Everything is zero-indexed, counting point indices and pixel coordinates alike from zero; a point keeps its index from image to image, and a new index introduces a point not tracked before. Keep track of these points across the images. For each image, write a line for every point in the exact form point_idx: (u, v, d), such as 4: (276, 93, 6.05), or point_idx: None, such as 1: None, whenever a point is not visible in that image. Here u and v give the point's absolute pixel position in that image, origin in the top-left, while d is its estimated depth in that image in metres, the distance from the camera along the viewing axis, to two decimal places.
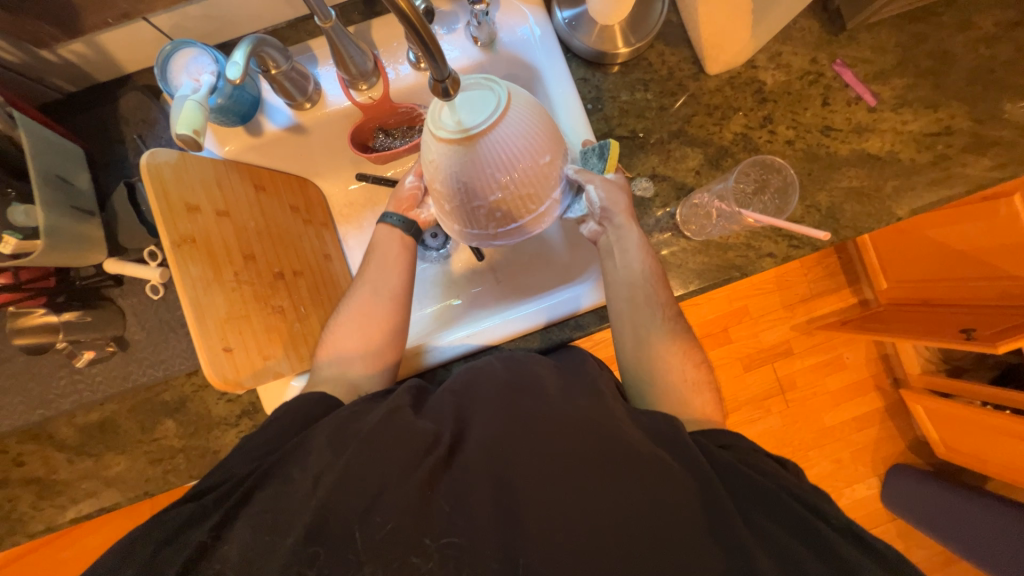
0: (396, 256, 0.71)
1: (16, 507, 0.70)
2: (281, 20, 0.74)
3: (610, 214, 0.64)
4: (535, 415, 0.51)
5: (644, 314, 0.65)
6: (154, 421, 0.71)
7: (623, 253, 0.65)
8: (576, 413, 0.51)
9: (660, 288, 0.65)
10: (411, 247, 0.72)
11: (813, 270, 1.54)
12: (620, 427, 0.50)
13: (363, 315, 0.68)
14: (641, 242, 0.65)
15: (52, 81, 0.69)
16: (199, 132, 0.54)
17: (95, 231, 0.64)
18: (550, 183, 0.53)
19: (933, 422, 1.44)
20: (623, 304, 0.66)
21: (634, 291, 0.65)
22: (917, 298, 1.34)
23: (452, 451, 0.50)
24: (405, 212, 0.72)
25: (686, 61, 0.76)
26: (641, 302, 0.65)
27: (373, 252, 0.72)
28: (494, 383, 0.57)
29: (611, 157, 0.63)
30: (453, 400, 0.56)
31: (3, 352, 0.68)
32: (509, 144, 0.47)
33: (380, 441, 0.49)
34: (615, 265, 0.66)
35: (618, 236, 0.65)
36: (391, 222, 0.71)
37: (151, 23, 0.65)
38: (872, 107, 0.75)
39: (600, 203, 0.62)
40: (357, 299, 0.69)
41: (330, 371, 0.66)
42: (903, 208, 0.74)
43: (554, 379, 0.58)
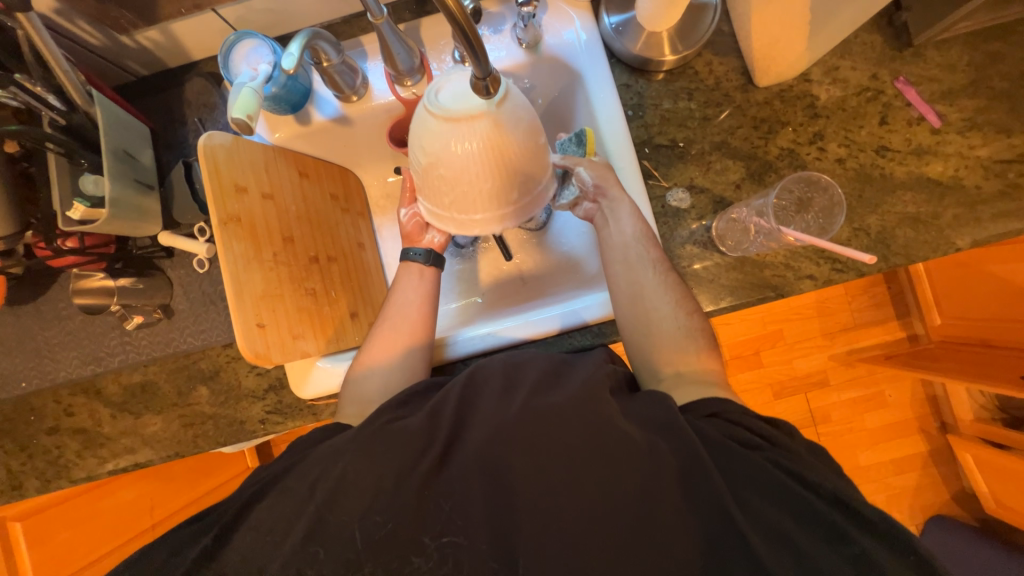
0: (420, 287, 0.72)
1: (62, 454, 0.76)
2: (337, 16, 0.77)
3: (602, 189, 0.67)
4: (535, 408, 0.49)
5: (639, 276, 0.64)
6: (189, 387, 0.76)
7: (616, 221, 0.66)
8: (576, 404, 0.49)
9: (653, 248, 0.65)
10: (437, 277, 0.73)
11: (858, 298, 1.45)
12: (621, 422, 0.48)
13: (389, 346, 0.68)
14: (633, 208, 0.66)
15: (128, 65, 0.75)
16: (252, 117, 0.57)
17: (152, 204, 0.68)
18: (543, 163, 0.59)
19: (984, 474, 1.32)
20: (616, 267, 0.66)
21: (625, 252, 0.65)
22: (974, 337, 1.24)
23: (449, 445, 0.50)
24: (420, 244, 0.74)
25: (735, 72, 0.74)
26: (632, 263, 0.64)
27: (397, 286, 0.73)
28: (498, 379, 0.55)
29: (588, 142, 0.69)
30: (458, 389, 0.54)
31: (65, 310, 0.74)
32: (513, 119, 0.53)
33: (379, 438, 0.50)
34: (609, 233, 0.67)
35: (607, 203, 0.67)
36: (412, 256, 0.73)
37: (219, 14, 0.70)
38: (935, 129, 0.70)
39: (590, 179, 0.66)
40: (382, 332, 0.69)
41: (355, 407, 0.64)
42: (963, 238, 0.69)
43: (556, 369, 0.55)
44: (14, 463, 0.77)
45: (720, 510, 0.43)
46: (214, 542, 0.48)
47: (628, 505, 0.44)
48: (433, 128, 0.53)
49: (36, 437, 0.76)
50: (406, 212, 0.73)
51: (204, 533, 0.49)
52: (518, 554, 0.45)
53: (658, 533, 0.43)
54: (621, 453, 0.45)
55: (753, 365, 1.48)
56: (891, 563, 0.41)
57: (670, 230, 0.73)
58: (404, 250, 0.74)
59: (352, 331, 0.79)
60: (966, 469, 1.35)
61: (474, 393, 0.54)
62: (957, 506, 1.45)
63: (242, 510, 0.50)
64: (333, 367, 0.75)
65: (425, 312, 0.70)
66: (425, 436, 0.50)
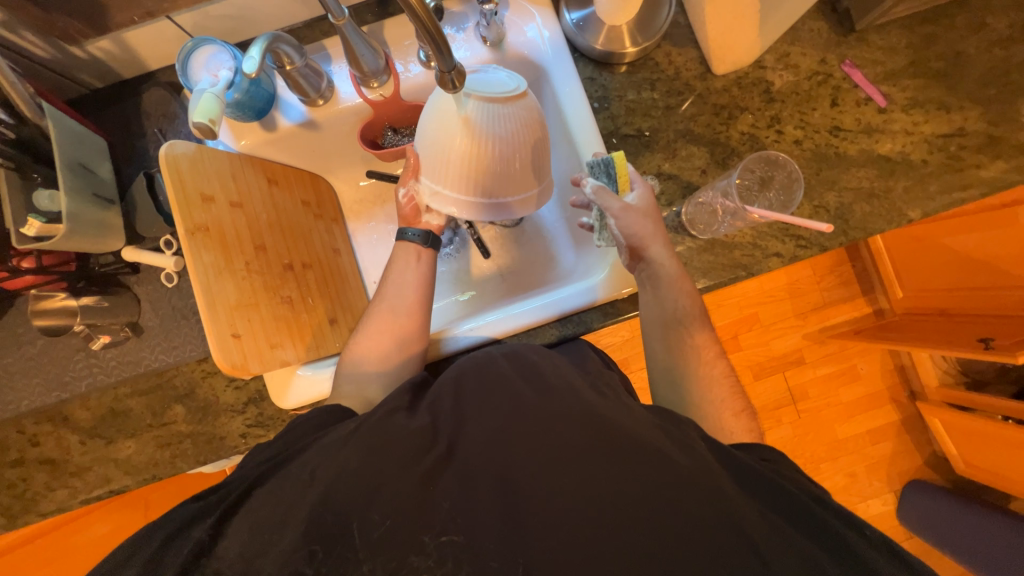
0: (417, 269, 0.71)
1: (29, 487, 0.72)
2: (298, 20, 0.76)
3: (644, 252, 0.66)
4: (537, 408, 0.49)
5: (678, 347, 0.66)
6: (164, 406, 0.73)
7: (656, 290, 0.66)
8: (577, 404, 0.50)
9: (698, 325, 0.66)
10: (431, 259, 0.72)
11: (825, 277, 1.51)
12: (619, 419, 0.49)
13: (383, 332, 0.67)
14: (678, 281, 0.66)
15: (80, 77, 0.72)
16: (215, 121, 0.56)
17: (115, 219, 0.66)
18: (526, 174, 0.62)
19: (953, 437, 1.39)
20: (656, 340, 0.67)
21: (669, 329, 0.66)
22: (934, 307, 1.30)
23: (452, 447, 0.49)
24: (418, 226, 0.73)
25: (693, 62, 0.77)
26: (673, 338, 0.66)
27: (394, 267, 0.71)
28: (515, 375, 0.54)
29: (617, 174, 0.66)
30: (462, 380, 0.55)
31: (24, 336, 0.70)
32: (500, 120, 0.57)
33: (381, 434, 0.49)
34: (648, 299, 0.67)
35: (653, 268, 0.66)
36: (409, 236, 0.72)
37: (174, 21, 0.68)
38: (881, 108, 0.74)
39: (624, 235, 0.65)
40: (379, 313, 0.68)
41: (353, 385, 0.65)
42: (915, 210, 0.73)
43: (561, 365, 0.57)
44: None
45: (712, 475, 0.46)
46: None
47: (640, 495, 0.44)
48: (436, 102, 0.59)
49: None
50: (405, 193, 0.70)
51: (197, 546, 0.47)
52: (524, 554, 0.43)
53: (667, 518, 0.43)
54: (623, 440, 0.46)
55: (732, 348, 1.52)
56: None
57: None
58: (399, 228, 0.73)
59: (333, 337, 0.78)
60: (936, 432, 1.43)
61: (472, 389, 0.53)
62: (931, 469, 1.52)
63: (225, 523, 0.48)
64: (316, 374, 0.73)
65: (422, 296, 0.69)
66: (425, 437, 0.49)
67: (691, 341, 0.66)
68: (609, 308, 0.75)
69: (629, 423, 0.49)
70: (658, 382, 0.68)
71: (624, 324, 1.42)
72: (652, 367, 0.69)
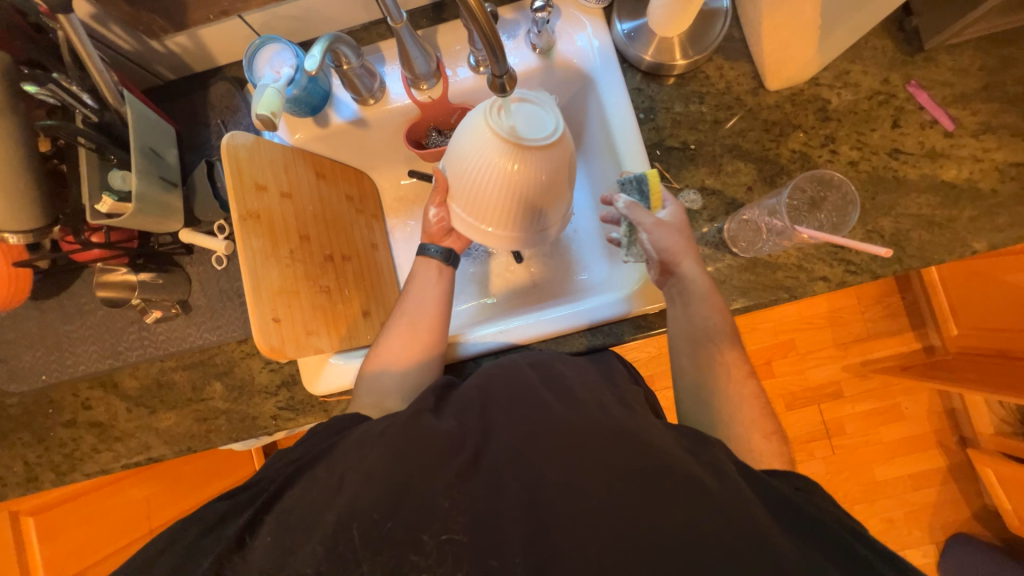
0: (437, 285, 0.73)
1: (77, 447, 0.77)
2: (357, 23, 0.79)
3: (677, 268, 0.64)
4: (562, 418, 0.49)
5: (708, 366, 0.64)
6: (204, 382, 0.77)
7: (686, 306, 0.64)
8: (606, 420, 0.49)
9: (730, 343, 0.64)
10: (450, 275, 0.74)
11: (871, 307, 1.43)
12: (655, 439, 0.48)
13: (404, 342, 0.68)
14: (710, 296, 0.64)
15: (156, 69, 0.78)
16: (275, 114, 0.59)
17: (175, 201, 0.70)
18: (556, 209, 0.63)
19: (1006, 489, 1.28)
20: (683, 354, 0.66)
21: (698, 345, 0.64)
22: (992, 348, 1.21)
23: (478, 454, 0.48)
24: (441, 242, 0.74)
25: (746, 76, 0.75)
26: (702, 351, 0.64)
27: (413, 281, 0.74)
28: (541, 386, 0.54)
29: (651, 191, 0.65)
30: (492, 389, 0.55)
31: (87, 305, 0.75)
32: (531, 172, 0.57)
33: (408, 434, 0.49)
34: (678, 315, 0.65)
35: (684, 285, 0.64)
36: (431, 252, 0.73)
37: (245, 20, 0.73)
38: (948, 132, 0.70)
39: (657, 251, 0.63)
40: (400, 326, 0.69)
41: (373, 397, 0.66)
42: (980, 241, 0.68)
43: (586, 381, 0.56)
44: (30, 455, 0.78)
45: (742, 504, 0.44)
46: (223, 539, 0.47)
47: (654, 518, 0.42)
48: (465, 152, 0.59)
49: (54, 430, 0.78)
50: (435, 211, 0.71)
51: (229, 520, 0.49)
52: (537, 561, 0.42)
53: (693, 545, 0.41)
54: (657, 459, 0.45)
55: (765, 374, 1.46)
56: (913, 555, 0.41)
57: None
58: (422, 243, 0.74)
59: (365, 329, 0.80)
60: (988, 484, 1.32)
61: (499, 396, 0.54)
62: (979, 524, 1.41)
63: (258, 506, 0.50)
64: (347, 363, 0.75)
65: (440, 308, 0.71)
66: (455, 439, 0.49)
67: (723, 360, 0.64)
68: (641, 320, 0.74)
69: (657, 440, 0.48)
70: (687, 401, 0.66)
71: (651, 340, 1.39)
72: (682, 385, 0.67)
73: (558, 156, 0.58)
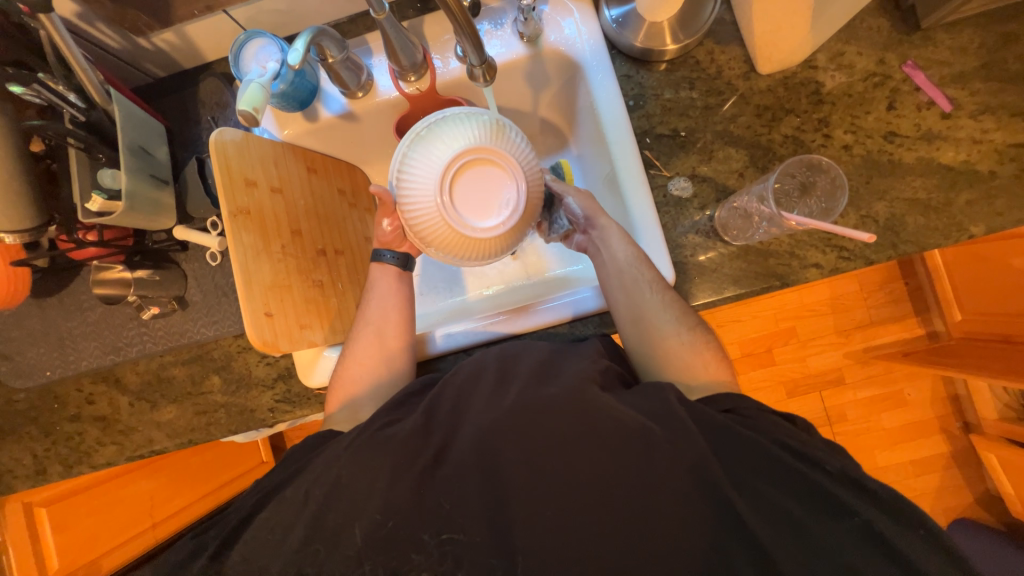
0: (398, 290, 0.71)
1: (83, 440, 0.79)
2: (343, 15, 0.79)
3: (591, 219, 0.68)
4: (529, 407, 0.50)
5: (637, 298, 0.63)
6: (202, 375, 0.78)
7: (607, 246, 0.66)
8: (568, 396, 0.50)
9: (651, 271, 0.64)
10: (407, 280, 0.73)
11: (873, 293, 1.42)
12: (607, 400, 0.49)
13: (372, 355, 0.68)
14: (624, 234, 0.66)
15: (145, 66, 0.78)
16: (258, 109, 0.59)
17: (167, 198, 0.71)
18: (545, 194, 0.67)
19: (1010, 475, 1.28)
20: (615, 292, 0.65)
21: (622, 277, 0.65)
22: (996, 333, 1.20)
23: (442, 450, 0.50)
24: (398, 248, 0.71)
25: (738, 60, 0.74)
26: (631, 287, 0.64)
27: (370, 288, 0.72)
28: (491, 372, 0.55)
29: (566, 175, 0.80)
30: (454, 385, 0.55)
31: (86, 302, 0.77)
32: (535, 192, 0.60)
33: (372, 444, 0.51)
34: (603, 260, 0.66)
35: (599, 233, 0.67)
36: (386, 259, 0.71)
37: (230, 15, 0.72)
38: (945, 113, 0.69)
39: (581, 212, 0.68)
40: (366, 336, 0.69)
41: (347, 411, 0.66)
42: (977, 224, 0.67)
43: (548, 362, 0.56)
44: (38, 449, 0.80)
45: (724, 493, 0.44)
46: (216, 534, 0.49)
47: (627, 506, 0.45)
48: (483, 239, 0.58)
49: (60, 424, 0.80)
50: (389, 223, 0.68)
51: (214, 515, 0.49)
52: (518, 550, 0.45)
53: (657, 521, 0.44)
54: (612, 435, 0.47)
55: (765, 362, 1.45)
56: (887, 535, 0.42)
57: (673, 220, 0.73)
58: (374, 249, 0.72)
59: None
60: (990, 469, 1.32)
61: (467, 394, 0.54)
62: (982, 509, 1.40)
63: (257, 496, 0.53)
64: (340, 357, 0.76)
65: (404, 319, 0.71)
66: (419, 439, 0.51)
67: (659, 295, 0.64)
68: None
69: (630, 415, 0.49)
70: None
71: None
72: None
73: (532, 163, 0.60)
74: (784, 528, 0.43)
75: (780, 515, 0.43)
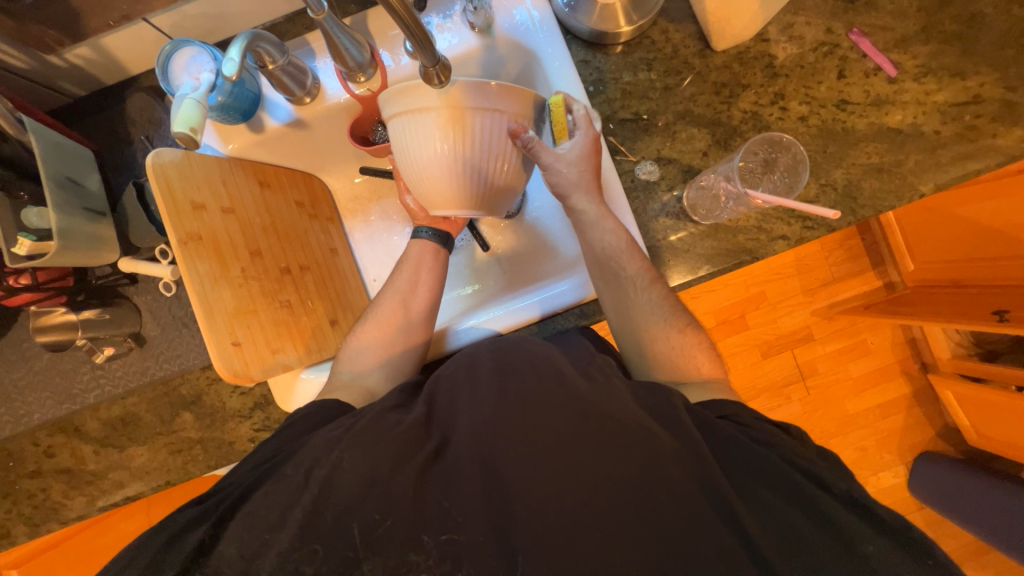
0: (433, 264, 0.72)
1: (48, 496, 0.74)
2: (279, 15, 0.74)
3: (566, 197, 0.65)
4: (526, 403, 0.49)
5: (622, 293, 0.65)
6: (172, 413, 0.74)
7: (590, 232, 0.66)
8: (567, 393, 0.50)
9: (635, 265, 0.65)
10: (442, 257, 0.74)
11: (834, 252, 1.47)
12: (607, 401, 0.50)
13: (392, 328, 0.68)
14: (608, 217, 0.65)
15: (62, 86, 0.71)
16: (197, 130, 0.54)
17: (107, 230, 0.67)
18: (503, 162, 0.58)
19: (964, 409, 1.38)
20: (599, 284, 0.67)
21: (604, 268, 0.66)
22: (945, 279, 1.28)
23: (442, 443, 0.50)
24: (436, 226, 0.74)
25: (691, 38, 0.73)
26: (614, 281, 0.66)
27: (405, 261, 0.73)
28: (487, 365, 0.55)
29: (556, 121, 0.60)
30: (448, 376, 0.56)
31: (30, 350, 0.71)
32: (491, 197, 0.60)
33: (371, 431, 0.50)
34: (588, 243, 0.66)
35: (579, 217, 0.66)
36: (421, 234, 0.73)
37: (151, 23, 0.67)
38: (891, 78, 0.71)
39: (553, 183, 0.64)
40: (389, 309, 0.68)
41: (351, 376, 0.65)
42: (927, 183, 0.70)
43: (550, 356, 0.56)
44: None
45: (704, 469, 0.45)
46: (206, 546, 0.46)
47: (624, 492, 0.44)
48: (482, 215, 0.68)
49: (18, 483, 0.74)
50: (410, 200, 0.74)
51: (201, 526, 0.47)
52: (517, 545, 0.43)
53: (658, 498, 0.44)
54: (602, 426, 0.47)
55: (739, 328, 1.50)
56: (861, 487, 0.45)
57: (643, 204, 0.73)
58: (415, 226, 0.75)
59: (333, 338, 0.77)
60: (947, 405, 1.42)
61: (465, 384, 0.54)
62: (942, 441, 1.52)
63: (245, 483, 0.49)
64: (319, 377, 0.74)
65: (431, 295, 0.71)
66: (419, 430, 0.50)
67: (645, 290, 0.65)
68: None
69: (616, 406, 0.50)
70: None
71: None
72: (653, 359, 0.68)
73: (463, 184, 0.57)
74: (763, 493, 0.45)
75: (758, 490, 0.46)
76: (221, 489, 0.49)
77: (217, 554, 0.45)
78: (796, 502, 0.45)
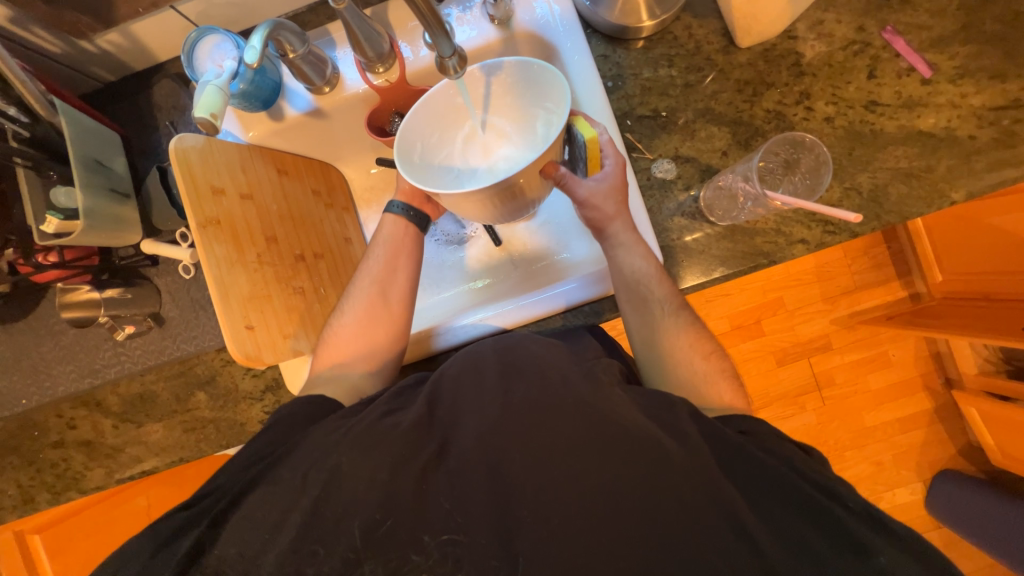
0: (405, 249, 0.71)
1: (70, 466, 0.77)
2: (301, 5, 0.75)
3: (601, 227, 0.65)
4: (534, 402, 0.49)
5: (649, 317, 0.64)
6: (187, 392, 0.76)
7: (622, 258, 0.65)
8: (573, 395, 0.49)
9: (663, 289, 0.64)
10: (418, 237, 0.73)
11: (858, 259, 1.42)
12: (615, 409, 0.49)
13: (368, 318, 0.67)
14: (638, 244, 0.65)
15: (92, 71, 0.74)
16: (217, 115, 0.55)
17: (129, 212, 0.69)
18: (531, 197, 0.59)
19: (989, 427, 1.33)
20: (625, 307, 0.65)
21: (632, 292, 0.65)
22: (976, 292, 1.22)
23: (444, 445, 0.50)
24: (409, 202, 0.73)
25: (715, 34, 0.72)
26: (641, 304, 0.64)
27: (379, 241, 0.72)
28: (492, 366, 0.54)
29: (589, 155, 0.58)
30: (451, 375, 0.56)
31: (57, 326, 0.74)
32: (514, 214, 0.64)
33: (368, 436, 0.50)
34: (618, 267, 0.65)
35: (611, 243, 0.66)
36: (393, 209, 0.72)
37: (179, 11, 0.69)
38: (925, 79, 0.68)
39: (587, 215, 0.64)
40: (367, 297, 0.68)
41: (332, 373, 0.66)
42: (959, 191, 0.66)
43: (551, 357, 0.55)
44: (23, 478, 0.78)
45: (707, 475, 0.45)
46: (204, 546, 0.47)
47: (629, 499, 0.44)
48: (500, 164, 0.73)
49: (43, 452, 0.77)
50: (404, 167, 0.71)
51: (189, 535, 0.47)
52: (519, 549, 0.44)
53: (661, 509, 0.43)
54: (607, 433, 0.46)
55: (754, 334, 1.47)
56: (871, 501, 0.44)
57: (658, 203, 0.72)
58: (391, 199, 0.73)
59: None
60: (972, 423, 1.37)
61: (468, 383, 0.54)
62: (965, 460, 1.46)
63: (244, 480, 0.50)
64: None
65: (409, 279, 0.71)
66: (420, 430, 0.50)
67: (671, 314, 0.64)
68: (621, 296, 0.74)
69: (620, 410, 0.49)
70: None
71: None
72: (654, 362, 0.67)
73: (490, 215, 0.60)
74: (766, 505, 0.45)
75: (761, 503, 0.45)
76: (213, 490, 0.50)
77: (215, 555, 0.46)
78: (801, 517, 0.44)
